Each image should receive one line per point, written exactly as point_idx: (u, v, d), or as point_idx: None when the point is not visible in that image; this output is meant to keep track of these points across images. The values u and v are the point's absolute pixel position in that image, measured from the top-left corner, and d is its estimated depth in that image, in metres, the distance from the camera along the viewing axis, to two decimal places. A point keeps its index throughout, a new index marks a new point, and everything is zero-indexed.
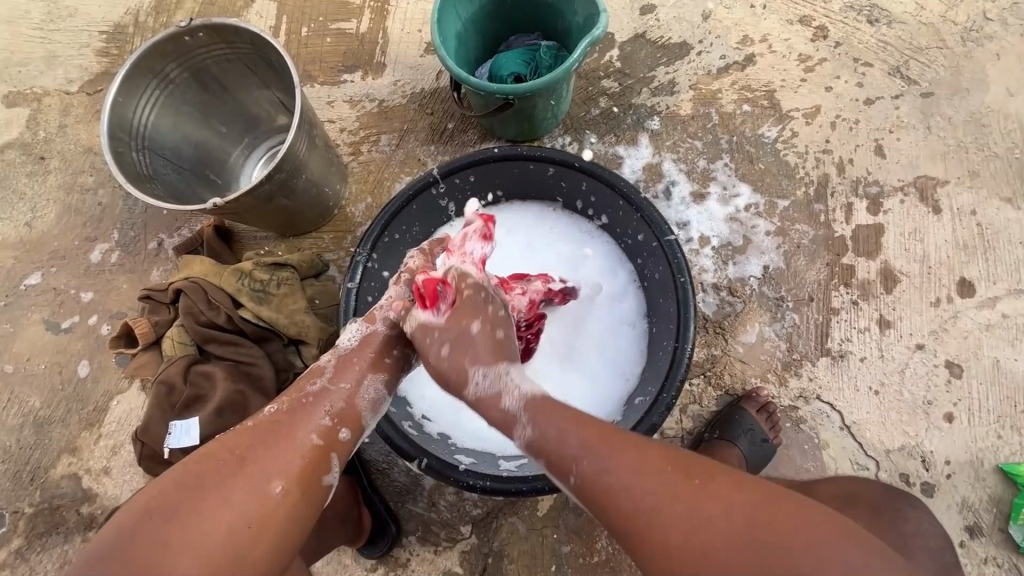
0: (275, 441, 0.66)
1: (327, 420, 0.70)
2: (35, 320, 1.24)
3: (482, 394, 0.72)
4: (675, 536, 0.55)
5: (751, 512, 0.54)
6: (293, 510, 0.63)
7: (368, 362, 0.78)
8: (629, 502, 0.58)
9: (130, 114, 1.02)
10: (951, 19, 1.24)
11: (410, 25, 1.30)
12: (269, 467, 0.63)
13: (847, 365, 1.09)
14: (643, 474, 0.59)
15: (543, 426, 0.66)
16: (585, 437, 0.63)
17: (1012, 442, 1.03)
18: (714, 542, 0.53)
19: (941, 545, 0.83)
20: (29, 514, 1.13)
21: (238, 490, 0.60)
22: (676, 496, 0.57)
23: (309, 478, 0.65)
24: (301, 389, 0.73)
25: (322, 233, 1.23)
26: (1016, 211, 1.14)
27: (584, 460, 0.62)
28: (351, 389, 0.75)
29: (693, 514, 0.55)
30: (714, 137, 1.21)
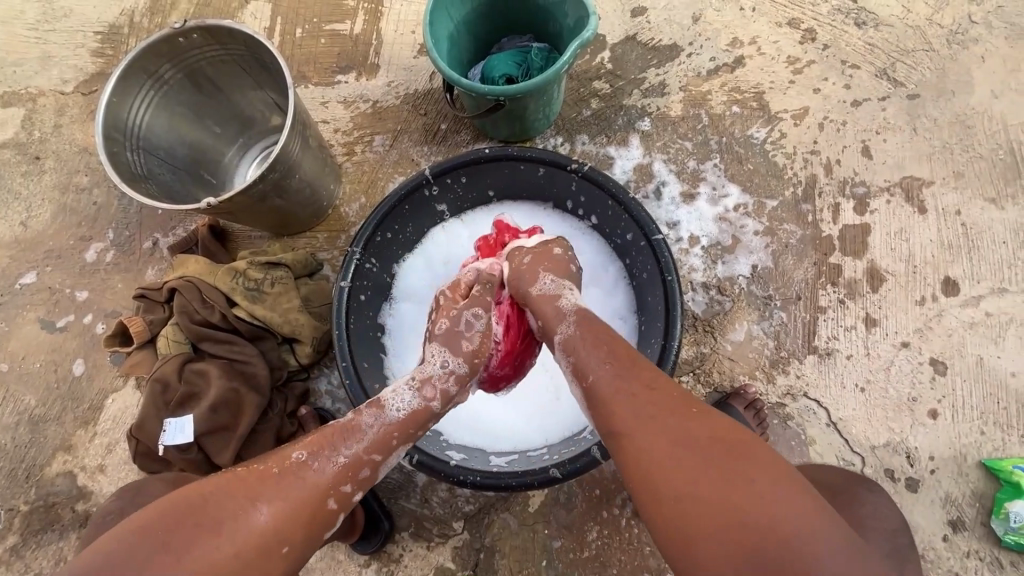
0: (291, 492, 0.64)
1: (346, 486, 0.68)
2: (30, 319, 1.25)
3: (544, 292, 0.85)
4: (652, 438, 0.62)
5: (732, 446, 0.59)
6: (291, 570, 0.62)
7: (404, 436, 0.76)
8: (626, 405, 0.66)
9: (124, 114, 1.03)
10: (937, 22, 1.26)
11: (404, 27, 1.31)
12: (281, 519, 0.62)
13: (833, 362, 1.11)
14: (646, 392, 0.66)
15: (578, 341, 0.76)
16: (614, 353, 0.72)
17: (995, 438, 1.05)
18: (685, 451, 0.60)
19: (897, 529, 0.81)
20: (25, 511, 1.14)
21: (247, 542, 0.59)
22: (669, 411, 0.63)
23: (313, 537, 0.65)
24: (332, 443, 0.70)
25: (316, 232, 1.24)
26: (1000, 211, 1.16)
27: (605, 367, 0.71)
28: (380, 459, 0.73)
29: (676, 428, 0.62)
30: (703, 137, 1.23)
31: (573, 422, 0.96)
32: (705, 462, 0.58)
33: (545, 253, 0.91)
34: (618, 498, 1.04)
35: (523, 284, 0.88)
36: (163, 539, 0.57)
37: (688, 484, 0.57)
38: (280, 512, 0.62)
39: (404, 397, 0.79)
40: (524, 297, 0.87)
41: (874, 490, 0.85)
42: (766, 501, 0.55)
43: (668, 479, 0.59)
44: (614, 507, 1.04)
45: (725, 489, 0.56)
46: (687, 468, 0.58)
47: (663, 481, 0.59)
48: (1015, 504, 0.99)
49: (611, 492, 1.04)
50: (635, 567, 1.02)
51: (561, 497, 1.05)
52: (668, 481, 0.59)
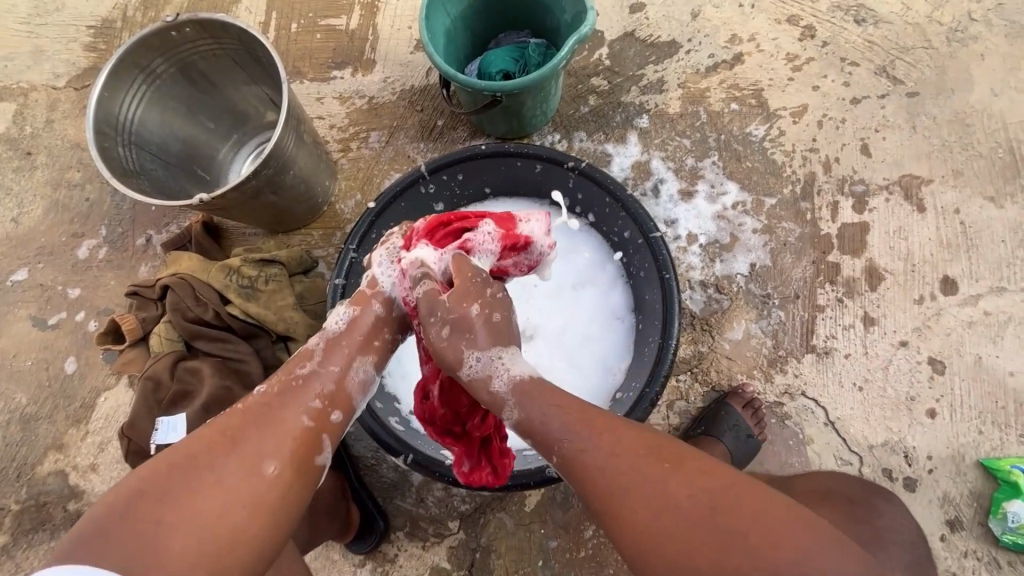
0: (266, 421, 0.66)
1: (318, 403, 0.70)
2: (22, 316, 1.23)
3: (475, 375, 0.72)
4: (642, 513, 0.59)
5: (719, 497, 0.58)
6: (286, 491, 0.63)
7: (358, 345, 0.77)
8: (604, 480, 0.61)
9: (116, 109, 1.01)
10: (936, 19, 1.25)
11: (401, 22, 1.30)
12: (260, 450, 0.64)
13: (832, 362, 1.10)
14: (618, 456, 0.62)
15: (529, 410, 0.69)
16: (569, 420, 0.66)
17: (993, 437, 1.05)
18: (680, 521, 0.57)
19: (913, 540, 0.86)
20: (16, 511, 1.13)
21: (231, 469, 0.61)
22: (650, 480, 0.60)
23: (302, 460, 0.66)
24: (291, 370, 0.72)
25: (311, 229, 1.23)
26: (999, 210, 1.15)
27: (567, 439, 0.65)
28: (341, 369, 0.74)
29: (661, 495, 0.59)
30: (702, 135, 1.22)
31: None
32: (699, 529, 0.56)
33: (464, 325, 0.74)
34: None
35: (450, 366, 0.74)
36: (144, 487, 0.58)
37: (692, 553, 0.56)
38: (257, 440, 0.64)
39: (342, 314, 0.80)
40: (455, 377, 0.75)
41: (889, 500, 0.90)
42: (769, 552, 0.54)
43: (673, 552, 0.56)
44: None
45: (727, 551, 0.55)
46: (686, 537, 0.56)
47: (668, 555, 0.57)
48: (1013, 503, 0.99)
49: None
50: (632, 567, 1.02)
51: (558, 496, 1.04)
52: (672, 555, 0.56)
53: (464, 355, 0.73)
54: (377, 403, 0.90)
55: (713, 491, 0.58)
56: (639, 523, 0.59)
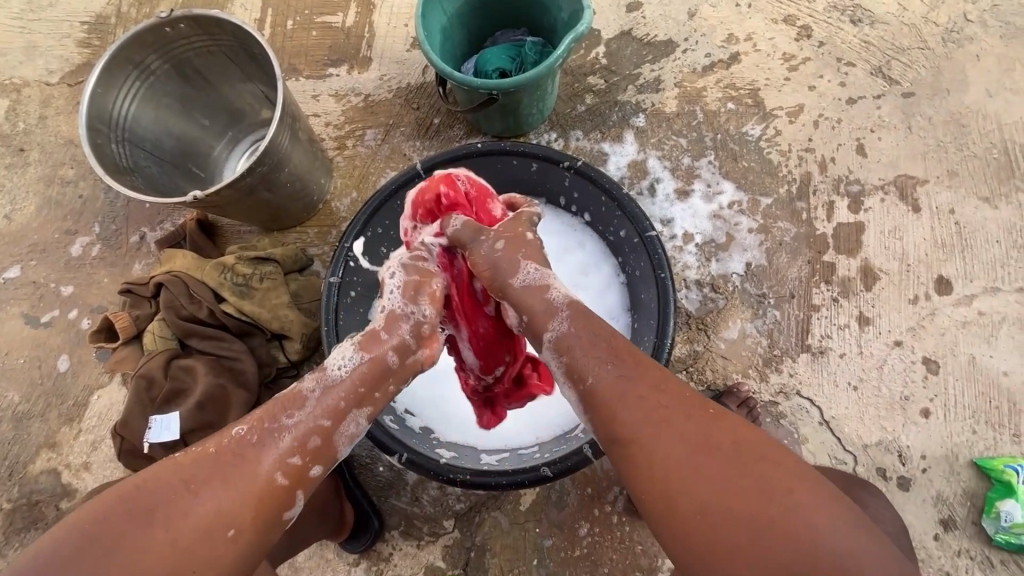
0: (234, 474, 0.62)
1: (295, 459, 0.65)
2: (14, 314, 1.22)
3: (528, 285, 0.77)
4: (669, 445, 0.60)
5: (752, 448, 0.59)
6: (243, 553, 0.60)
7: (355, 396, 0.72)
8: (636, 409, 0.63)
9: (109, 105, 1.01)
10: (932, 20, 1.26)
11: (397, 20, 1.29)
12: (220, 510, 0.60)
13: (827, 361, 1.10)
14: (658, 390, 0.64)
15: (576, 329, 0.72)
16: (614, 351, 0.69)
17: (986, 437, 1.05)
18: (707, 458, 0.58)
19: (898, 533, 0.85)
20: (7, 510, 1.12)
21: (186, 529, 0.58)
22: (686, 416, 0.61)
23: (265, 518, 0.62)
24: (274, 416, 0.66)
25: (306, 227, 1.22)
26: (994, 210, 1.15)
27: (608, 368, 0.67)
28: (329, 424, 0.69)
29: (693, 432, 0.60)
30: (698, 134, 1.22)
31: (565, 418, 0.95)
32: (725, 470, 0.57)
33: (518, 241, 0.80)
34: (610, 495, 1.03)
35: (504, 273, 0.78)
36: (98, 531, 0.57)
37: (710, 493, 0.56)
38: (219, 497, 0.60)
39: (348, 356, 0.74)
40: (505, 291, 0.78)
41: (873, 494, 0.90)
42: (788, 504, 0.55)
43: (690, 488, 0.57)
44: (606, 505, 1.03)
45: (750, 495, 0.56)
46: (708, 476, 0.57)
47: (683, 491, 0.58)
48: (1006, 502, 0.99)
49: (603, 491, 1.04)
50: (627, 566, 1.02)
51: (553, 496, 1.04)
52: (687, 491, 0.57)
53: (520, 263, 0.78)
54: None
55: (748, 443, 0.59)
56: (661, 456, 0.60)
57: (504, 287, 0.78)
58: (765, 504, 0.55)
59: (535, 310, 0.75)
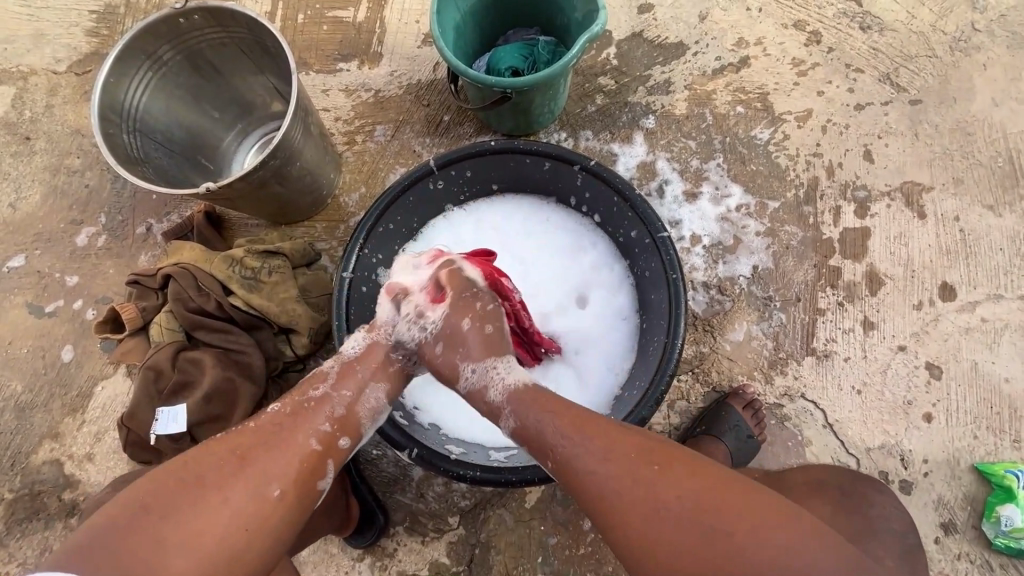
0: (273, 443, 0.65)
1: (326, 427, 0.69)
2: (18, 303, 1.22)
3: (472, 387, 0.77)
4: (635, 515, 0.59)
5: (714, 499, 0.58)
6: (289, 513, 0.63)
7: (371, 372, 0.78)
8: (595, 486, 0.62)
9: (121, 96, 1.00)
10: (941, 29, 1.27)
11: (409, 16, 1.29)
12: (266, 470, 0.63)
13: (832, 364, 1.11)
14: (611, 459, 0.63)
15: (521, 415, 0.71)
16: (564, 423, 0.67)
17: (987, 442, 1.07)
18: (675, 522, 0.58)
19: (904, 529, 0.87)
20: (9, 500, 1.11)
21: (234, 491, 0.60)
22: (644, 482, 0.60)
23: (305, 481, 0.65)
24: (301, 392, 0.72)
25: (314, 221, 1.22)
26: (998, 218, 1.16)
27: (562, 444, 0.66)
28: (353, 395, 0.74)
29: (655, 499, 0.59)
30: (707, 137, 1.22)
31: None
32: (693, 529, 0.57)
33: (457, 338, 0.79)
34: None
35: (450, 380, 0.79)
36: (146, 506, 0.58)
37: (687, 554, 0.56)
38: (262, 463, 0.63)
39: (358, 339, 0.82)
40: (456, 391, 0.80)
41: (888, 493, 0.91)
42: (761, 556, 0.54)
43: (664, 552, 0.57)
44: None
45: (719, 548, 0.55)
46: (681, 536, 0.57)
47: (659, 556, 0.57)
48: (1007, 507, 1.00)
49: None
50: None
51: (558, 493, 1.05)
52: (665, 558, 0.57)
53: (462, 368, 0.78)
54: None
55: (708, 489, 0.59)
56: (633, 527, 0.59)
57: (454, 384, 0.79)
58: (736, 551, 0.55)
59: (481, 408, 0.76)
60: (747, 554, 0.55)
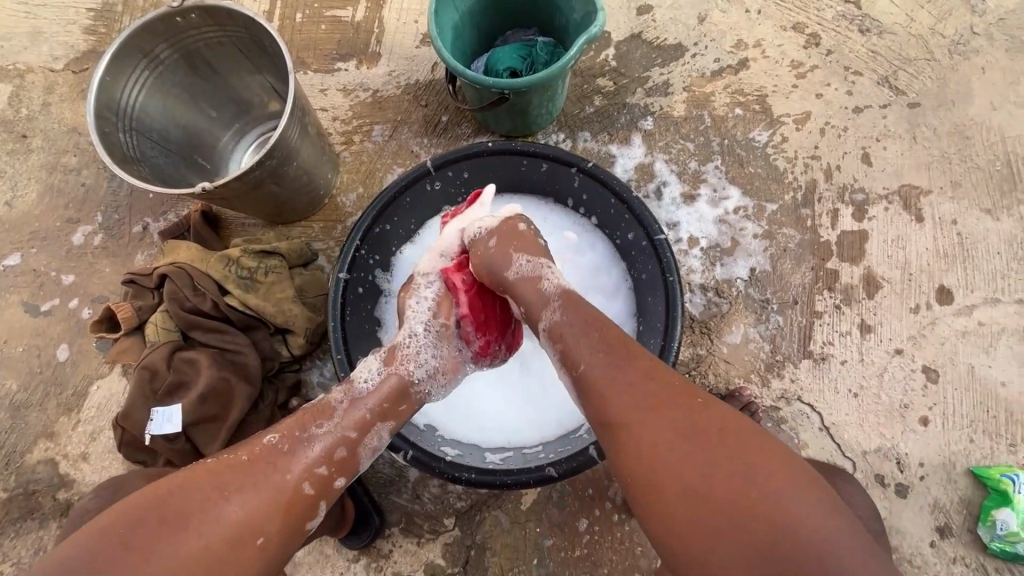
0: (263, 482, 0.64)
1: (322, 469, 0.68)
2: (13, 302, 1.21)
3: (523, 277, 0.82)
4: (647, 433, 0.61)
5: (729, 435, 0.59)
6: (272, 556, 0.62)
7: (378, 409, 0.77)
8: (617, 394, 0.65)
9: (117, 95, 1.00)
10: (940, 32, 1.27)
11: (407, 16, 1.29)
12: (254, 512, 0.62)
13: (828, 367, 1.11)
14: (642, 376, 0.65)
15: (566, 317, 0.75)
16: (605, 338, 0.71)
17: (983, 446, 1.07)
18: (683, 445, 0.59)
19: (868, 518, 0.85)
20: (3, 499, 1.11)
21: (217, 536, 0.59)
22: (668, 405, 0.62)
23: (290, 526, 0.64)
24: (303, 426, 0.70)
25: (311, 221, 1.21)
26: (995, 222, 1.17)
27: (597, 354, 0.69)
28: (355, 435, 0.73)
29: (672, 417, 0.61)
30: (705, 138, 1.22)
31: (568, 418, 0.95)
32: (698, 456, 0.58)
33: (514, 231, 0.88)
34: (610, 493, 1.04)
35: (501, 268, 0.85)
36: (131, 537, 0.57)
37: (683, 479, 0.57)
38: (250, 504, 0.62)
39: (373, 369, 0.81)
40: (505, 286, 0.84)
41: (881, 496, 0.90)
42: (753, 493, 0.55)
43: (662, 472, 0.59)
44: (607, 505, 1.04)
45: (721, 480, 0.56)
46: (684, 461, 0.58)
47: (656, 475, 0.59)
48: (1002, 511, 1.00)
49: (604, 491, 1.04)
50: (626, 568, 1.02)
51: (554, 495, 1.05)
52: (662, 479, 0.58)
53: (516, 259, 0.84)
54: None
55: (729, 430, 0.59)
56: (640, 443, 0.61)
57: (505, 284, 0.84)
58: (735, 487, 0.55)
59: (529, 302, 0.80)
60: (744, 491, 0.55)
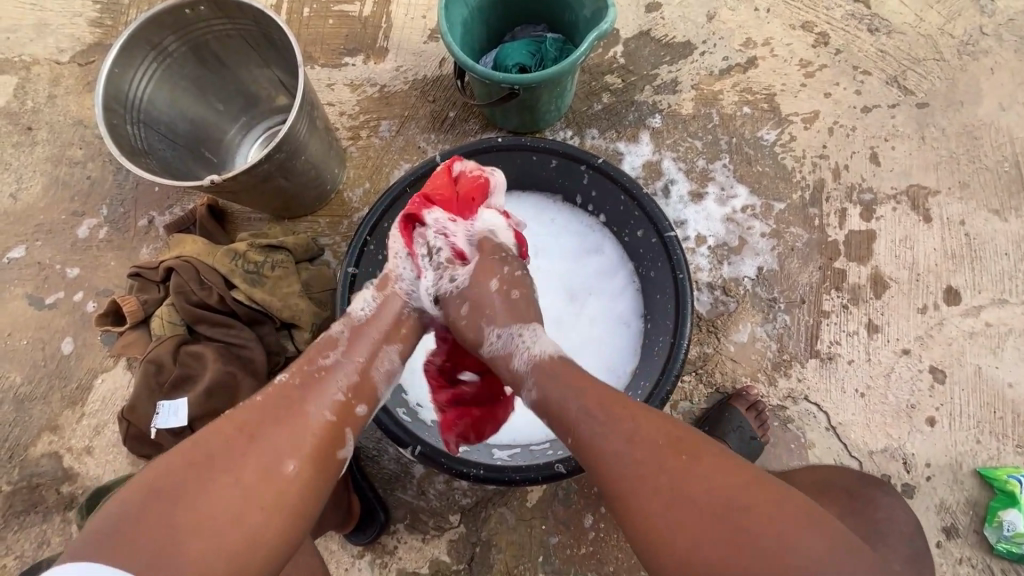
0: (286, 415, 0.66)
1: (340, 397, 0.70)
2: (18, 295, 1.21)
3: (497, 353, 0.79)
4: (658, 503, 0.58)
5: (737, 496, 0.57)
6: (308, 486, 0.63)
7: (384, 334, 0.79)
8: (616, 465, 0.61)
9: (126, 86, 0.99)
10: (948, 32, 1.26)
11: (415, 11, 1.28)
12: (281, 445, 0.63)
13: (835, 367, 1.11)
14: (632, 442, 0.62)
15: (546, 388, 0.71)
16: (587, 402, 0.67)
17: (990, 446, 1.06)
18: (696, 512, 0.56)
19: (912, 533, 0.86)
20: (7, 492, 1.11)
21: (248, 467, 0.60)
22: (667, 470, 0.59)
23: (322, 455, 0.65)
24: (312, 360, 0.72)
25: (318, 216, 1.21)
26: (1003, 223, 1.16)
27: (584, 421, 0.66)
28: (365, 360, 0.75)
29: (676, 487, 0.58)
30: (714, 137, 1.22)
31: None
32: (711, 524, 0.55)
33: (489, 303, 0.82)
34: None
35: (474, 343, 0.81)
36: (162, 487, 0.57)
37: (704, 550, 0.55)
38: (275, 437, 0.63)
39: (369, 298, 0.82)
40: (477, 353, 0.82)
41: (894, 496, 0.90)
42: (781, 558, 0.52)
43: (680, 546, 0.56)
44: None
45: (742, 547, 0.54)
46: (699, 531, 0.55)
47: (675, 550, 0.56)
48: (1009, 513, 1.00)
49: None
50: (632, 566, 1.02)
51: (559, 492, 1.04)
52: (683, 556, 0.56)
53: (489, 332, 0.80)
54: None
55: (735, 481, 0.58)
56: (653, 518, 0.58)
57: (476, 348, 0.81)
58: (757, 551, 0.53)
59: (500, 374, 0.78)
60: (767, 556, 0.53)
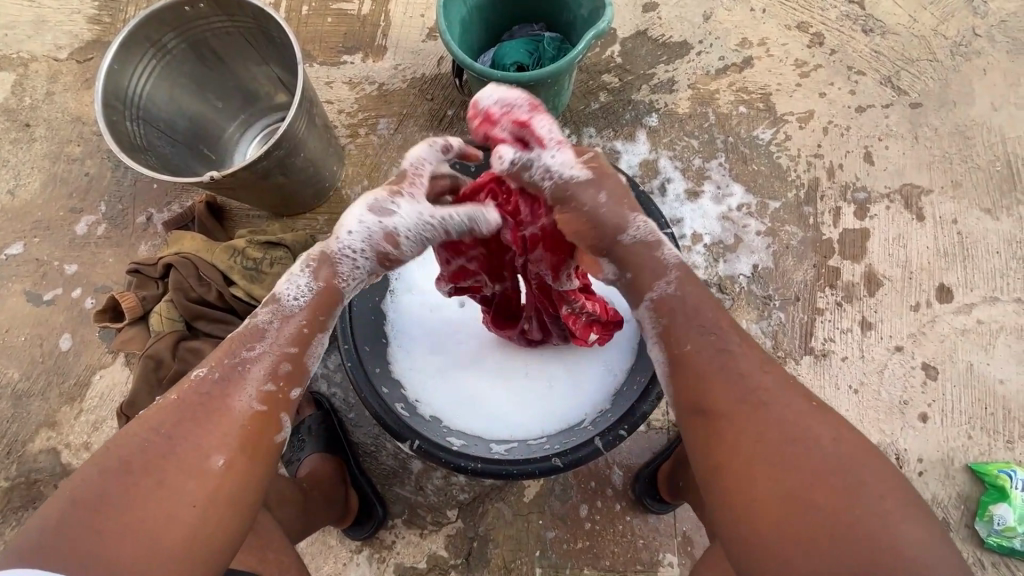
0: (203, 412, 0.59)
1: (269, 384, 0.63)
2: (16, 291, 1.21)
3: (639, 241, 0.68)
4: (753, 430, 0.56)
5: (848, 461, 0.53)
6: (242, 478, 0.58)
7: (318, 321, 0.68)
8: (737, 382, 0.59)
9: (125, 83, 1.00)
10: (942, 33, 1.28)
11: (413, 10, 1.29)
12: (204, 445, 0.57)
13: (829, 363, 1.12)
14: (759, 371, 0.59)
15: (684, 293, 0.65)
16: (720, 321, 0.63)
17: (981, 442, 1.08)
18: (788, 451, 0.54)
19: None
20: (5, 488, 1.11)
21: (172, 474, 0.55)
22: (783, 406, 0.57)
23: (254, 446, 0.60)
24: (232, 352, 0.63)
25: (317, 214, 1.21)
26: (995, 222, 1.18)
27: (711, 336, 0.62)
28: (299, 350, 0.66)
29: (786, 424, 0.55)
30: (710, 136, 1.23)
31: (571, 415, 0.94)
32: (796, 468, 0.53)
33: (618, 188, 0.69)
34: (611, 480, 1.05)
35: (612, 232, 0.67)
36: (81, 500, 0.53)
37: (772, 488, 0.52)
38: (196, 438, 0.58)
39: (302, 286, 0.67)
40: (613, 249, 0.68)
41: None
42: (874, 527, 0.49)
43: (751, 476, 0.54)
44: (609, 496, 1.05)
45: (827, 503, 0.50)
46: (783, 467, 0.53)
47: (742, 477, 0.54)
48: (1000, 506, 1.01)
49: (606, 481, 1.05)
50: (628, 560, 1.02)
51: (556, 488, 1.05)
52: (746, 485, 0.53)
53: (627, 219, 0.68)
54: (383, 388, 0.88)
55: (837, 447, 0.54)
56: (734, 441, 0.56)
57: (613, 245, 0.68)
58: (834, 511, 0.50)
59: (640, 265, 0.67)
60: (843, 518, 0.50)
